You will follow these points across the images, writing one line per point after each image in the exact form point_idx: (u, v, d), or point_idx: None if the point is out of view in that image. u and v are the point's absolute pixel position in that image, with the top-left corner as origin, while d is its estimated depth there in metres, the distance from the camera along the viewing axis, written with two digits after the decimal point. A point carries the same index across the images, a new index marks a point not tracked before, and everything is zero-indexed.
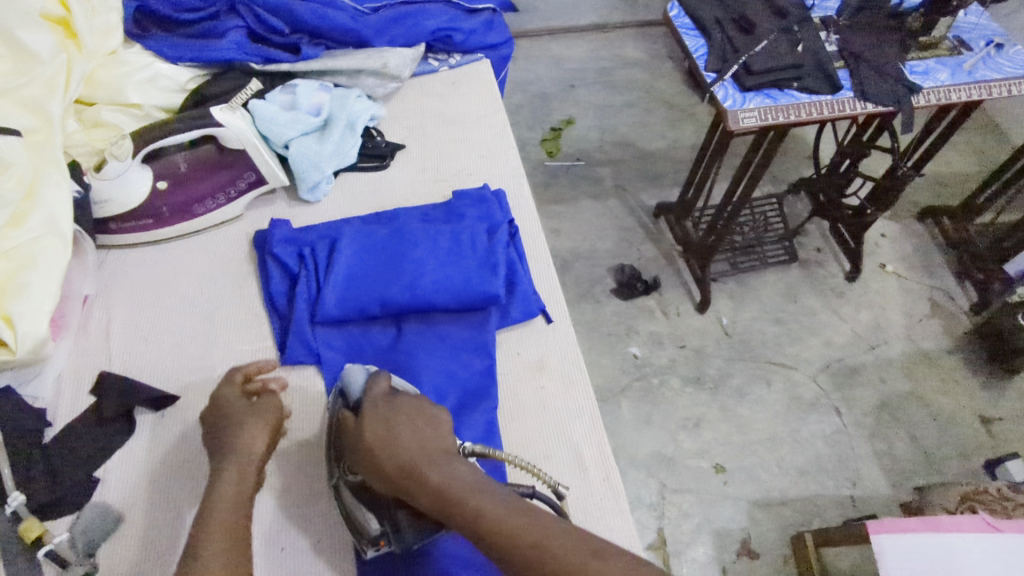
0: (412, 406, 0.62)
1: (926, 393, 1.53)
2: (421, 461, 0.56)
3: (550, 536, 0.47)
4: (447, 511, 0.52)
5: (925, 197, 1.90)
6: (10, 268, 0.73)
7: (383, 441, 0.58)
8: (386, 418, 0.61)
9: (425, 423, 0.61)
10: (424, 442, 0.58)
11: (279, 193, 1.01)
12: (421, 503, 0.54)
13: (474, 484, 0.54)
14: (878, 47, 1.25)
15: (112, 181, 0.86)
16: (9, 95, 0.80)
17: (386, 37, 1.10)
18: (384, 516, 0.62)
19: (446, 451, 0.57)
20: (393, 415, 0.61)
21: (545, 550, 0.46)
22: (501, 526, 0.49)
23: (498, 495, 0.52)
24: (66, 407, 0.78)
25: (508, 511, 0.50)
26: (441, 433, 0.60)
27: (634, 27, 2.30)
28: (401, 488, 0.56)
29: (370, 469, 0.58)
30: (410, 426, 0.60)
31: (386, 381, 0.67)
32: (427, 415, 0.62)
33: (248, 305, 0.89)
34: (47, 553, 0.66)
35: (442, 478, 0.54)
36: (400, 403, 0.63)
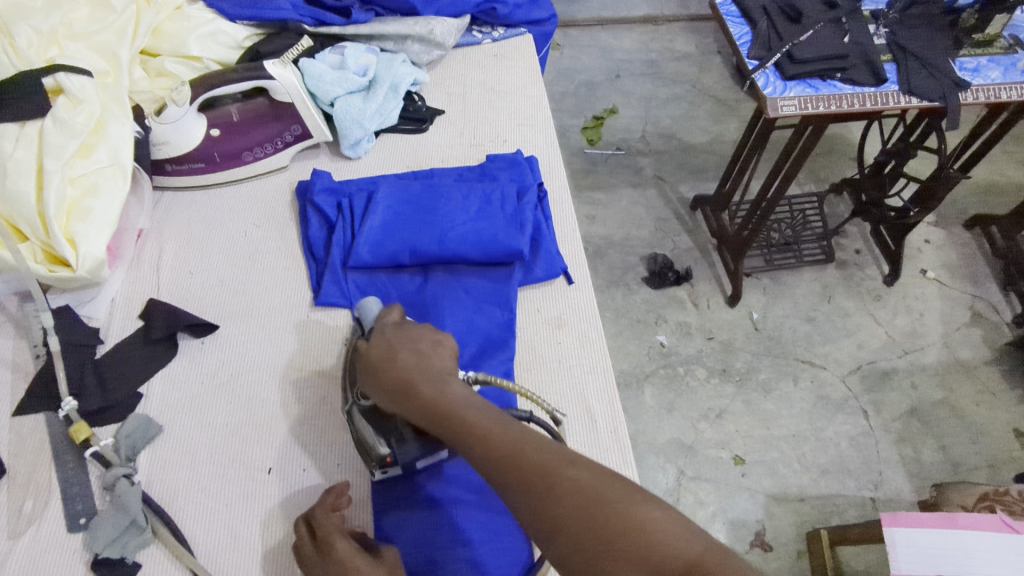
0: (417, 329, 0.66)
1: (959, 403, 1.50)
2: (417, 378, 0.60)
3: (528, 444, 0.52)
4: (437, 422, 0.57)
5: (974, 204, 1.85)
6: (76, 193, 0.80)
7: (385, 361, 0.62)
8: (392, 341, 0.64)
9: (428, 345, 0.64)
10: (423, 361, 0.62)
11: (323, 148, 1.07)
12: (414, 414, 0.59)
13: (464, 399, 0.58)
14: (929, 42, 1.23)
15: (170, 124, 0.91)
16: (86, 40, 0.88)
17: (433, 7, 1.13)
18: (390, 435, 0.66)
19: (441, 369, 0.61)
20: (396, 340, 0.64)
21: (523, 456, 0.51)
22: (485, 435, 0.54)
23: (484, 410, 0.57)
24: (117, 328, 0.85)
25: (493, 424, 0.54)
26: (441, 353, 0.64)
27: (685, 20, 2.29)
28: (397, 401, 0.60)
29: (373, 385, 0.63)
30: (412, 349, 0.63)
31: (398, 312, 0.71)
32: (430, 338, 0.65)
33: (288, 248, 0.94)
34: (93, 453, 0.74)
35: (434, 393, 0.58)
36: (408, 328, 0.66)
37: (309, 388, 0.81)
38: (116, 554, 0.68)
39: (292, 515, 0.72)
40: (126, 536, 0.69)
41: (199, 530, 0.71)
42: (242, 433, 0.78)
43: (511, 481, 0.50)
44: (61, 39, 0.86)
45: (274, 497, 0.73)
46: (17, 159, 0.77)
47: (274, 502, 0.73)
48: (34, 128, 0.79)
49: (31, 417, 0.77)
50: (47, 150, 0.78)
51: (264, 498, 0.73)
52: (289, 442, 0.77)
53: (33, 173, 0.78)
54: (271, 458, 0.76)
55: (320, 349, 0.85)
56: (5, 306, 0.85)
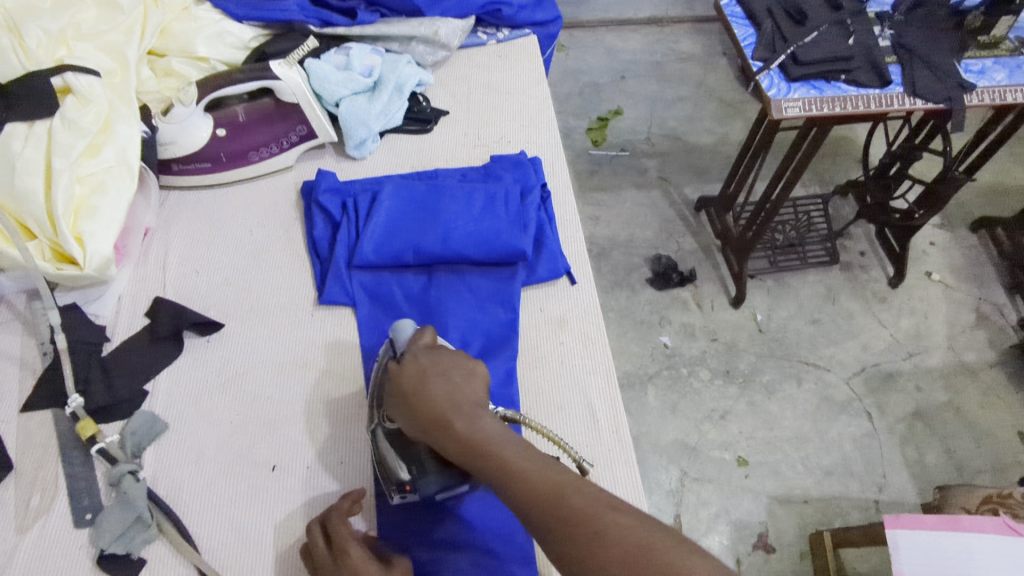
0: (450, 358, 0.65)
1: (964, 405, 1.50)
2: (450, 412, 0.60)
3: (568, 488, 0.51)
4: (473, 458, 0.56)
5: (980, 206, 1.84)
6: (84, 192, 0.81)
7: (418, 391, 0.62)
8: (426, 369, 0.64)
9: (461, 375, 0.64)
10: (456, 393, 0.62)
11: (328, 148, 1.07)
12: (449, 449, 0.59)
13: (498, 437, 0.57)
14: (934, 44, 1.22)
15: (177, 124, 0.92)
16: (93, 40, 0.89)
17: (439, 8, 1.14)
18: (411, 462, 0.67)
19: (475, 403, 0.61)
20: (431, 368, 0.64)
21: (563, 501, 0.50)
22: (522, 477, 0.53)
23: (520, 448, 0.56)
24: (124, 326, 0.86)
25: (530, 465, 0.54)
26: (474, 384, 0.63)
27: (690, 21, 2.29)
28: (431, 434, 0.60)
29: (404, 413, 0.63)
30: (445, 380, 0.63)
31: (430, 336, 0.71)
32: (462, 368, 0.65)
33: (293, 247, 0.95)
34: (99, 450, 0.74)
35: (468, 428, 0.58)
36: (441, 355, 0.66)
37: (313, 386, 0.82)
38: (122, 549, 0.68)
39: (295, 511, 0.73)
40: (132, 532, 0.69)
41: (203, 526, 0.72)
42: (247, 431, 0.78)
43: (551, 526, 0.49)
44: (70, 39, 0.87)
45: (278, 494, 0.74)
46: (26, 158, 0.78)
47: (278, 499, 0.74)
48: (43, 127, 0.80)
49: (37, 413, 0.78)
50: (56, 149, 0.79)
51: (268, 495, 0.74)
52: (293, 438, 0.78)
53: (42, 172, 0.78)
54: (275, 455, 0.77)
55: (324, 348, 0.85)
56: (13, 304, 0.86)
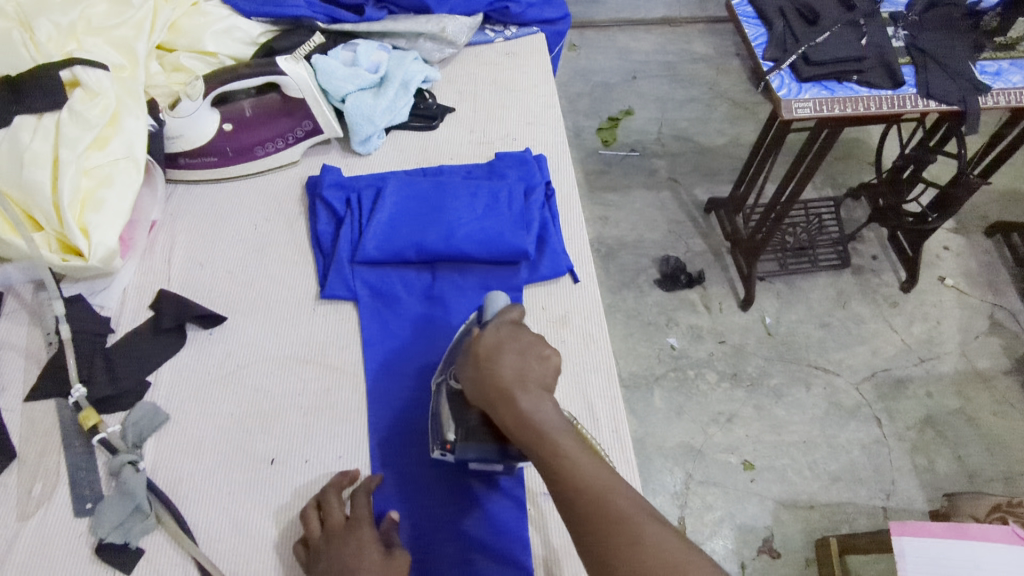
0: (531, 335, 0.63)
1: (976, 413, 1.48)
2: (516, 386, 0.59)
3: (617, 493, 0.53)
4: (529, 438, 0.57)
5: (996, 211, 1.81)
6: (91, 183, 0.82)
7: (489, 358, 0.61)
8: (504, 338, 0.63)
9: (535, 355, 0.62)
10: (526, 369, 0.60)
11: (334, 143, 1.07)
12: (506, 422, 0.59)
13: (558, 427, 0.57)
14: (950, 46, 1.20)
15: (184, 117, 0.93)
16: (104, 35, 0.90)
17: (447, 6, 1.13)
18: (460, 424, 0.67)
19: (543, 386, 0.60)
20: (509, 338, 0.62)
21: (608, 501, 0.53)
22: (574, 470, 0.55)
23: (578, 442, 0.57)
24: (128, 317, 0.86)
25: (585, 460, 0.55)
26: (546, 367, 0.61)
27: (703, 22, 2.27)
28: (491, 404, 0.59)
29: (471, 374, 0.62)
30: (519, 353, 0.61)
31: (518, 312, 0.67)
32: (539, 349, 0.62)
33: (297, 242, 0.95)
34: (100, 439, 0.75)
35: (530, 408, 0.57)
36: (523, 331, 0.64)
37: (313, 379, 0.82)
38: (120, 539, 0.69)
39: (294, 506, 0.73)
40: (130, 522, 0.70)
41: (201, 517, 0.72)
42: (246, 424, 0.79)
43: (591, 521, 0.52)
44: (80, 33, 0.88)
45: (276, 488, 0.74)
46: (35, 150, 0.79)
47: (277, 493, 0.74)
48: (51, 120, 0.81)
49: (41, 403, 0.79)
50: (63, 141, 0.79)
51: (267, 487, 0.74)
52: (291, 432, 0.78)
53: (49, 163, 0.79)
54: (274, 449, 0.77)
55: (326, 343, 0.85)
56: (20, 294, 0.87)
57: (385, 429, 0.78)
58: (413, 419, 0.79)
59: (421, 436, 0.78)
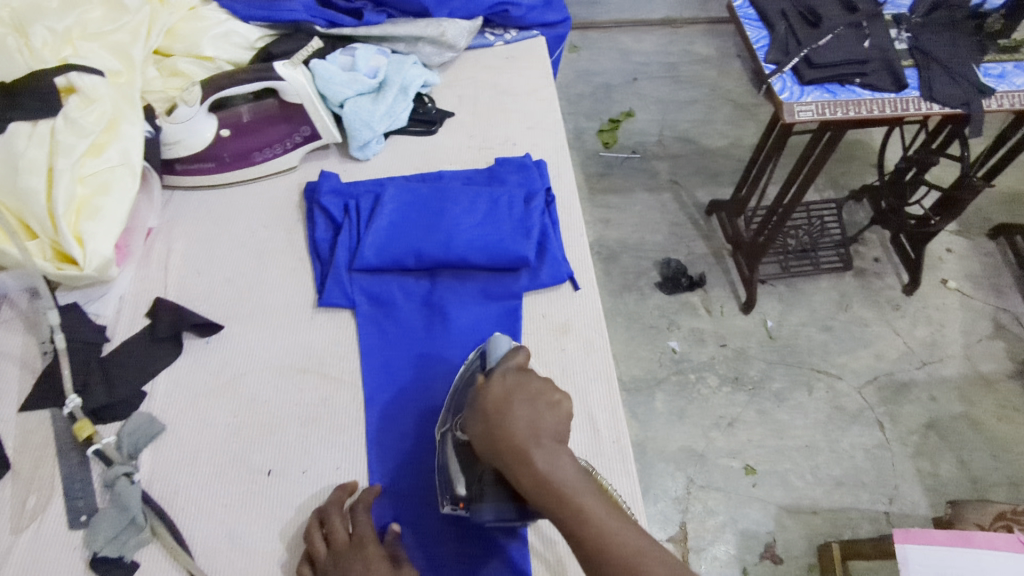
0: (538, 381, 0.60)
1: (979, 417, 1.46)
2: (530, 443, 0.55)
3: (649, 558, 0.51)
4: (551, 501, 0.53)
5: (999, 213, 1.80)
6: (86, 192, 0.81)
7: (498, 412, 0.57)
8: (511, 389, 0.59)
9: (545, 405, 0.58)
10: (538, 422, 0.57)
11: (332, 149, 1.07)
12: (523, 484, 0.54)
13: (580, 486, 0.54)
14: (953, 48, 1.19)
15: (181, 124, 0.91)
16: (101, 40, 0.89)
17: (446, 8, 1.13)
18: (472, 482, 0.64)
19: (558, 439, 0.56)
20: (518, 389, 0.59)
21: (641, 567, 0.50)
22: (601, 535, 0.52)
23: (601, 500, 0.54)
24: (125, 326, 0.86)
25: (612, 523, 0.53)
26: (558, 417, 0.58)
27: (704, 23, 2.26)
28: (506, 465, 0.55)
29: (479, 431, 0.58)
30: (529, 405, 0.58)
31: (524, 357, 0.65)
32: (547, 396, 0.59)
33: (295, 249, 0.95)
34: (95, 451, 0.74)
35: (548, 467, 0.54)
36: (529, 378, 0.61)
37: (311, 389, 0.81)
38: (115, 553, 0.68)
39: (290, 518, 0.72)
40: (125, 535, 0.69)
41: (197, 530, 0.71)
42: (243, 435, 0.78)
43: None
44: (76, 39, 0.87)
45: (273, 500, 0.73)
46: (29, 158, 0.77)
47: (273, 505, 0.73)
48: (46, 127, 0.79)
49: (36, 413, 0.78)
50: (59, 149, 0.78)
51: (264, 500, 0.73)
52: (287, 442, 0.77)
53: (44, 171, 0.78)
54: (271, 460, 0.76)
55: (323, 351, 0.85)
56: (15, 302, 0.86)
57: (383, 438, 0.77)
58: (411, 430, 0.78)
59: (420, 446, 0.77)
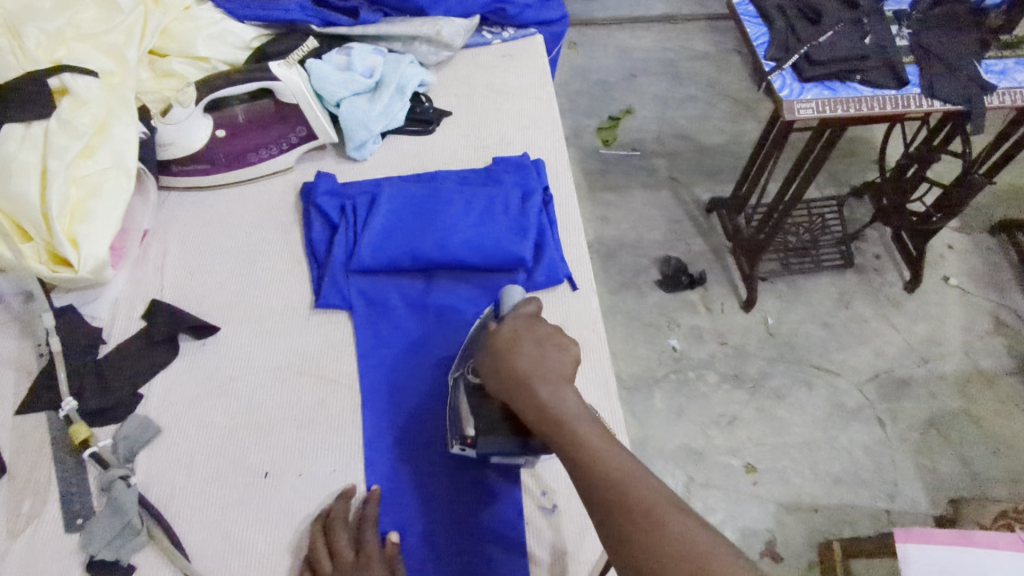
0: (547, 327, 0.64)
1: (981, 414, 1.46)
2: (533, 375, 0.59)
3: (636, 479, 0.52)
4: (548, 426, 0.56)
5: (1000, 209, 1.79)
6: (79, 194, 0.81)
7: (508, 347, 0.62)
8: (521, 331, 0.64)
9: (552, 344, 0.63)
10: (544, 359, 0.61)
11: (329, 149, 1.06)
12: (526, 412, 0.58)
13: (578, 414, 0.57)
14: (954, 45, 1.17)
15: (175, 124, 0.92)
16: (92, 41, 0.88)
17: (442, 7, 1.11)
18: (482, 420, 0.65)
19: (561, 375, 0.60)
20: (527, 332, 0.64)
21: (628, 487, 0.52)
22: (592, 455, 0.54)
23: (597, 428, 0.56)
24: (120, 327, 0.86)
25: (606, 447, 0.55)
26: (564, 357, 0.62)
27: (703, 19, 2.24)
28: (510, 393, 0.60)
29: (490, 367, 0.63)
30: (536, 345, 0.62)
31: (536, 307, 0.68)
32: (556, 340, 0.64)
33: (290, 250, 0.94)
34: (91, 455, 0.74)
35: (549, 395, 0.58)
36: (539, 325, 0.65)
37: (307, 392, 0.81)
38: (111, 556, 0.68)
39: (286, 521, 0.72)
40: (121, 539, 0.69)
41: (193, 533, 0.71)
42: (239, 436, 0.77)
43: (611, 507, 0.51)
44: (69, 40, 0.87)
45: (270, 502, 0.73)
46: (22, 161, 0.78)
47: (269, 507, 0.73)
48: (39, 129, 0.79)
49: (32, 416, 0.78)
50: (51, 151, 0.78)
51: (261, 502, 0.73)
52: (282, 444, 0.77)
53: (37, 174, 0.78)
54: (268, 462, 0.76)
55: (319, 353, 0.84)
56: (10, 305, 0.86)
57: (380, 441, 0.77)
58: (408, 432, 0.78)
59: (418, 449, 0.77)
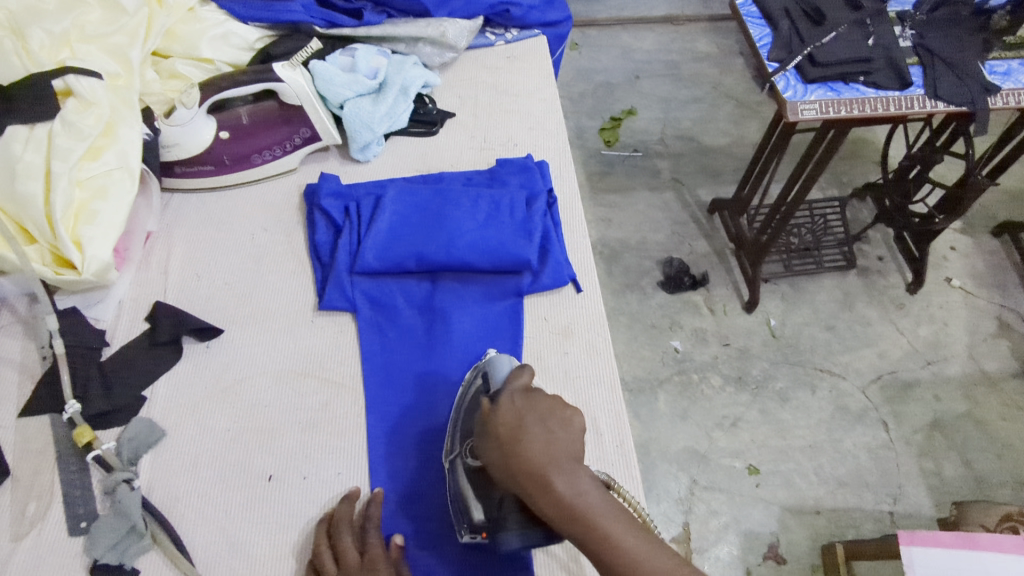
0: (547, 402, 0.59)
1: (984, 416, 1.46)
2: (548, 468, 0.54)
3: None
4: (576, 526, 0.52)
5: (1004, 211, 1.78)
6: (83, 196, 0.80)
7: (513, 437, 0.56)
8: (521, 412, 0.58)
9: (558, 423, 0.58)
10: (553, 445, 0.56)
11: (333, 150, 1.06)
12: (546, 510, 0.54)
13: (602, 506, 0.53)
14: (958, 46, 1.17)
15: (179, 126, 0.91)
16: (98, 42, 0.89)
17: (446, 9, 1.12)
18: (490, 507, 0.62)
19: (573, 459, 0.56)
20: (528, 412, 0.58)
21: None
22: (626, 554, 0.51)
23: (622, 518, 0.53)
24: (124, 330, 0.85)
25: (638, 542, 0.52)
26: (571, 436, 0.58)
27: (706, 20, 2.24)
28: (525, 492, 0.54)
29: (496, 460, 0.57)
30: (541, 427, 0.57)
31: (527, 377, 0.65)
32: (559, 416, 0.59)
33: (294, 251, 0.94)
34: (95, 457, 0.74)
35: (569, 490, 0.53)
36: (536, 400, 0.60)
37: (311, 394, 0.81)
38: (115, 560, 0.68)
39: (290, 525, 0.71)
40: (125, 542, 0.69)
41: (197, 537, 0.71)
42: (244, 439, 0.77)
43: None
44: (74, 41, 0.87)
45: (274, 505, 0.73)
46: (27, 162, 0.77)
47: (273, 510, 0.72)
48: (44, 131, 0.79)
49: (35, 419, 0.77)
50: (56, 152, 0.78)
51: (265, 506, 0.73)
52: (287, 447, 0.77)
53: (41, 175, 0.78)
54: (272, 465, 0.75)
55: (324, 355, 0.84)
56: (14, 307, 0.86)
57: (385, 442, 0.77)
58: (414, 434, 0.77)
59: (424, 451, 0.77)
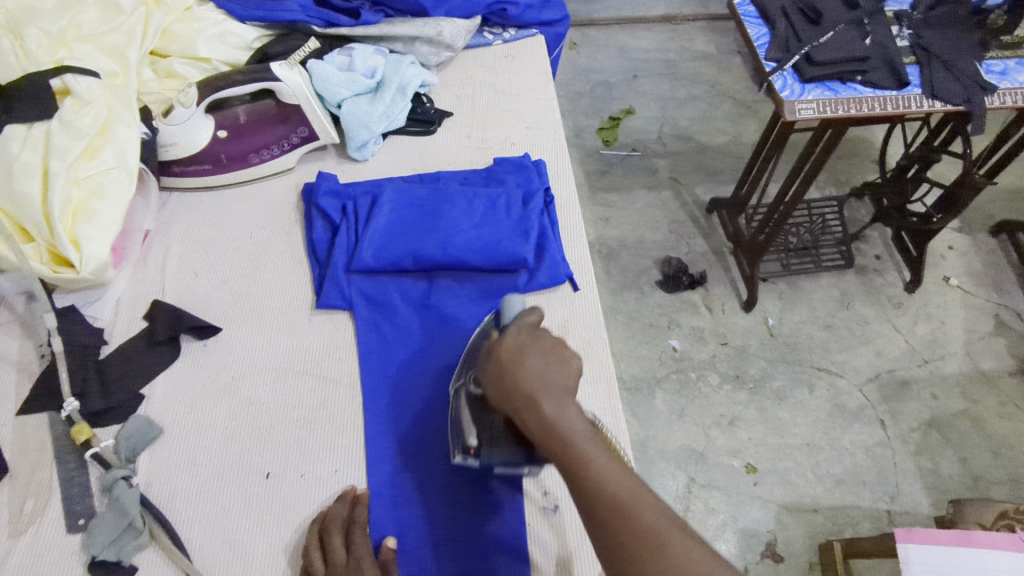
0: (551, 338, 0.60)
1: (981, 414, 1.46)
2: (538, 391, 0.55)
3: (645, 505, 0.51)
4: (555, 446, 0.53)
5: (1001, 209, 1.79)
6: (81, 195, 0.80)
7: (511, 360, 0.57)
8: (524, 341, 0.59)
9: (558, 356, 0.58)
10: (548, 373, 0.56)
11: (331, 150, 1.06)
12: (530, 429, 0.55)
13: (583, 432, 0.54)
14: (955, 45, 1.17)
15: (178, 126, 0.91)
16: (94, 42, 0.89)
17: (444, 8, 1.12)
18: (483, 430, 0.63)
19: (565, 389, 0.56)
20: (530, 342, 0.59)
21: (635, 510, 0.50)
22: (597, 478, 0.52)
23: (601, 447, 0.54)
24: (121, 328, 0.86)
25: (611, 469, 0.53)
26: (568, 371, 0.58)
27: (704, 20, 2.25)
28: (513, 408, 0.55)
29: (492, 379, 0.58)
30: (541, 357, 0.57)
31: (537, 317, 0.65)
32: (561, 351, 0.59)
33: (292, 251, 0.94)
34: (93, 454, 0.74)
35: (555, 414, 0.54)
36: (542, 334, 0.60)
37: (309, 392, 0.81)
38: (113, 557, 0.68)
39: (286, 522, 0.72)
40: (123, 539, 0.69)
41: (195, 533, 0.71)
42: (242, 436, 0.78)
43: (615, 532, 0.50)
44: (71, 40, 0.87)
45: (270, 503, 0.73)
46: (24, 161, 0.78)
47: (269, 508, 0.73)
48: (41, 130, 0.79)
49: (34, 417, 0.78)
50: (53, 152, 0.78)
51: (260, 504, 0.73)
52: (284, 445, 0.77)
53: (39, 175, 0.78)
54: (269, 463, 0.76)
55: (321, 354, 0.84)
56: (13, 305, 0.86)
57: (382, 442, 0.77)
58: (410, 431, 0.78)
59: (420, 449, 0.77)
